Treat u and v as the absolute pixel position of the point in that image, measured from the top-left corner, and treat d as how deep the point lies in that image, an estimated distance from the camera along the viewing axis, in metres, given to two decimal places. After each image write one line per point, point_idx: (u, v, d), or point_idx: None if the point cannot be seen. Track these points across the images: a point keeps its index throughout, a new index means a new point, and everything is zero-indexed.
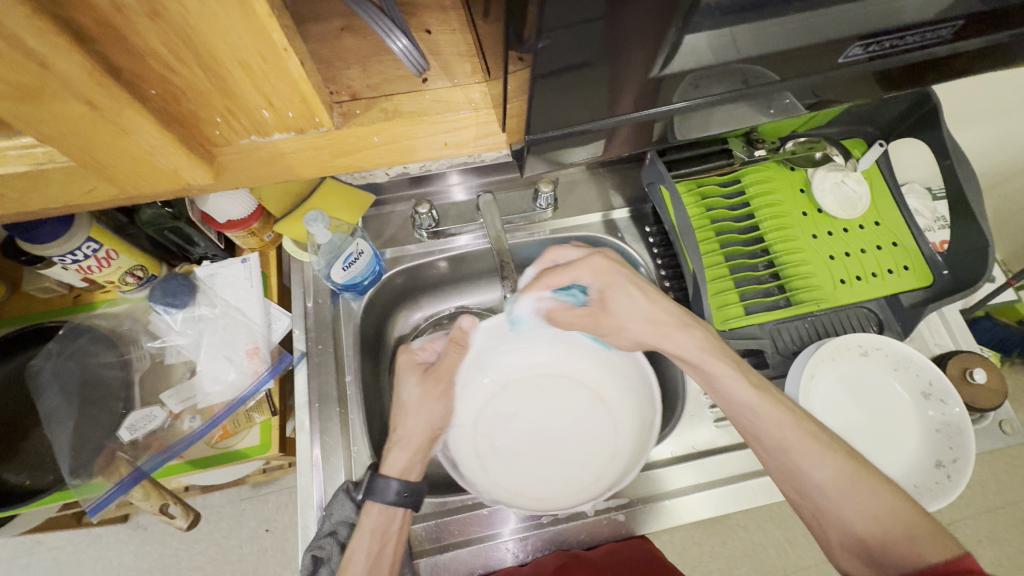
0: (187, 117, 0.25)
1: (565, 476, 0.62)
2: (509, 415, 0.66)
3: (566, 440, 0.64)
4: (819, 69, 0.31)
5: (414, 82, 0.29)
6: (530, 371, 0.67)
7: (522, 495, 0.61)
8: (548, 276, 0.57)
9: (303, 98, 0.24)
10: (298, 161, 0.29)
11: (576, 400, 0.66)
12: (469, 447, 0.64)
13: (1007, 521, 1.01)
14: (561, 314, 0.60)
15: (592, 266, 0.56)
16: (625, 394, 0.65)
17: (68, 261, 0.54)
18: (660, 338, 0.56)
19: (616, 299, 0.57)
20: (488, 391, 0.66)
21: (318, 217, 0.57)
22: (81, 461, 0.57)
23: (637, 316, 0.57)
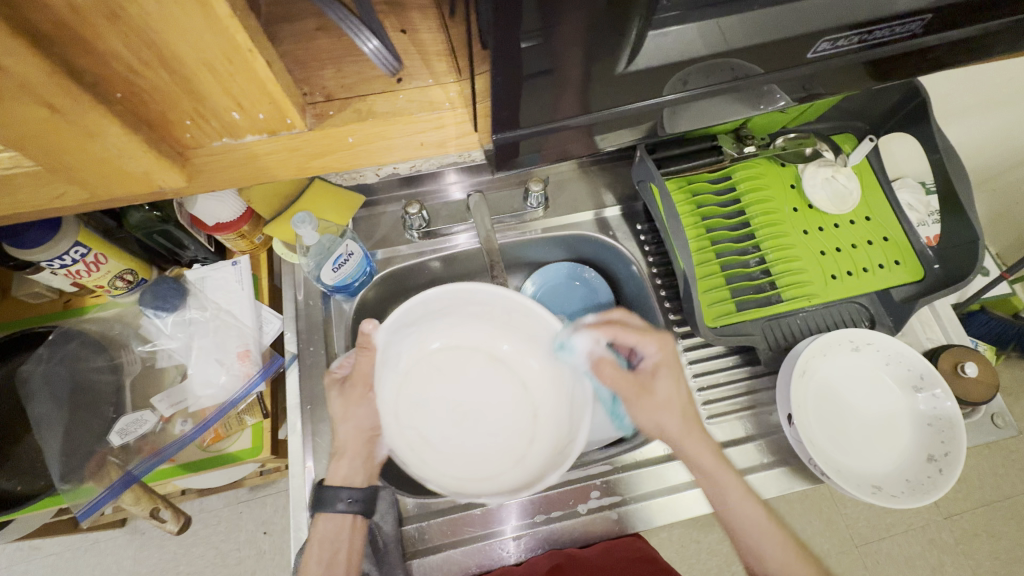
0: (155, 120, 0.24)
1: (499, 448, 0.61)
2: (422, 400, 0.63)
3: (486, 412, 0.63)
4: (790, 65, 0.31)
5: (388, 82, 0.29)
6: (424, 353, 0.64)
7: (470, 483, 0.58)
8: (619, 327, 0.56)
9: (273, 99, 0.24)
10: (273, 162, 0.29)
11: (476, 370, 0.65)
12: (402, 444, 0.60)
13: (1004, 514, 1.01)
14: (607, 370, 0.58)
15: (664, 342, 0.57)
16: (521, 352, 0.64)
17: (56, 266, 0.54)
18: (685, 438, 0.56)
19: (664, 380, 0.57)
20: (394, 383, 0.62)
21: (306, 219, 0.57)
22: (71, 466, 0.57)
23: (675, 407, 0.57)
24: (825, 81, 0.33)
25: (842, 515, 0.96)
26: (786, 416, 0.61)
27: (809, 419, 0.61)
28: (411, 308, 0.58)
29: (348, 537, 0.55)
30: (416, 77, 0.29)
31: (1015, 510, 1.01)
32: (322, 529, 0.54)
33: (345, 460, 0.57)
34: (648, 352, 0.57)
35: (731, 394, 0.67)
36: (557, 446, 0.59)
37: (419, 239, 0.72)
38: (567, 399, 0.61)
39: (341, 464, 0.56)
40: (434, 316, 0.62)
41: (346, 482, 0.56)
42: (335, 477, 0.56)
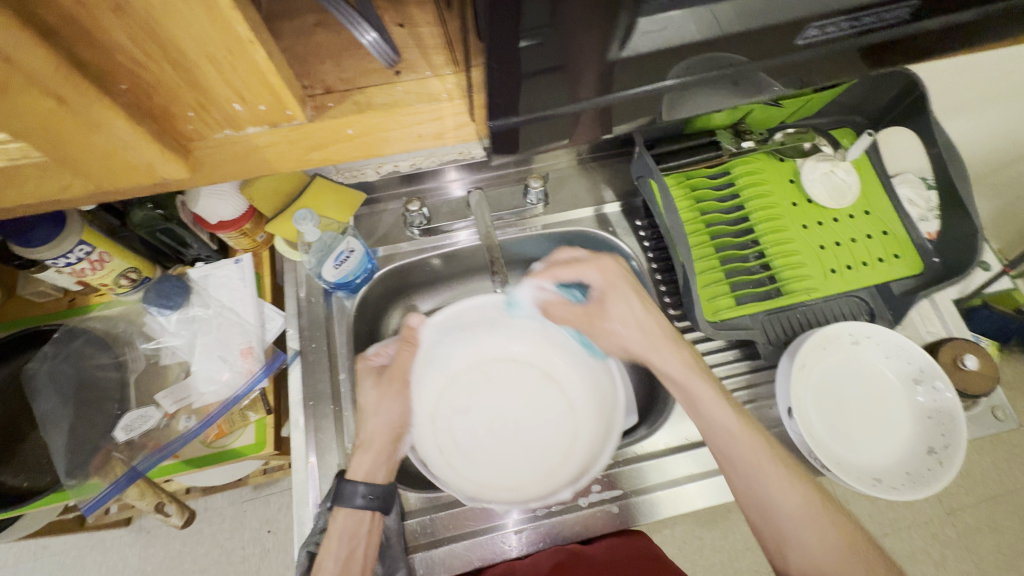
0: (158, 112, 0.25)
1: (531, 462, 0.62)
2: (464, 407, 0.65)
3: (526, 427, 0.64)
4: (777, 52, 0.30)
5: (386, 75, 0.29)
6: (477, 362, 0.68)
7: (494, 488, 0.60)
8: (557, 268, 0.62)
9: (273, 91, 0.25)
10: (274, 155, 0.29)
11: (527, 383, 0.67)
12: (432, 444, 0.62)
13: (1009, 510, 1.01)
14: (558, 309, 0.65)
15: (602, 265, 0.62)
16: (573, 371, 0.66)
17: (61, 264, 0.55)
18: (651, 351, 0.60)
19: (614, 301, 0.62)
20: (438, 385, 0.66)
21: (307, 216, 0.58)
22: (76, 462, 0.58)
23: (631, 322, 0.62)
24: (820, 72, 0.33)
25: None
26: (785, 409, 0.61)
27: (809, 412, 0.61)
28: (464, 309, 0.63)
29: (364, 532, 0.56)
30: (414, 70, 0.29)
31: (1019, 506, 1.01)
32: (339, 524, 0.55)
33: (369, 455, 0.58)
34: (593, 280, 0.62)
35: (731, 388, 0.68)
36: (586, 466, 0.58)
37: (420, 236, 0.73)
38: (604, 419, 0.61)
39: (363, 459, 0.57)
40: (490, 325, 0.67)
41: (366, 478, 0.57)
42: (352, 471, 0.57)
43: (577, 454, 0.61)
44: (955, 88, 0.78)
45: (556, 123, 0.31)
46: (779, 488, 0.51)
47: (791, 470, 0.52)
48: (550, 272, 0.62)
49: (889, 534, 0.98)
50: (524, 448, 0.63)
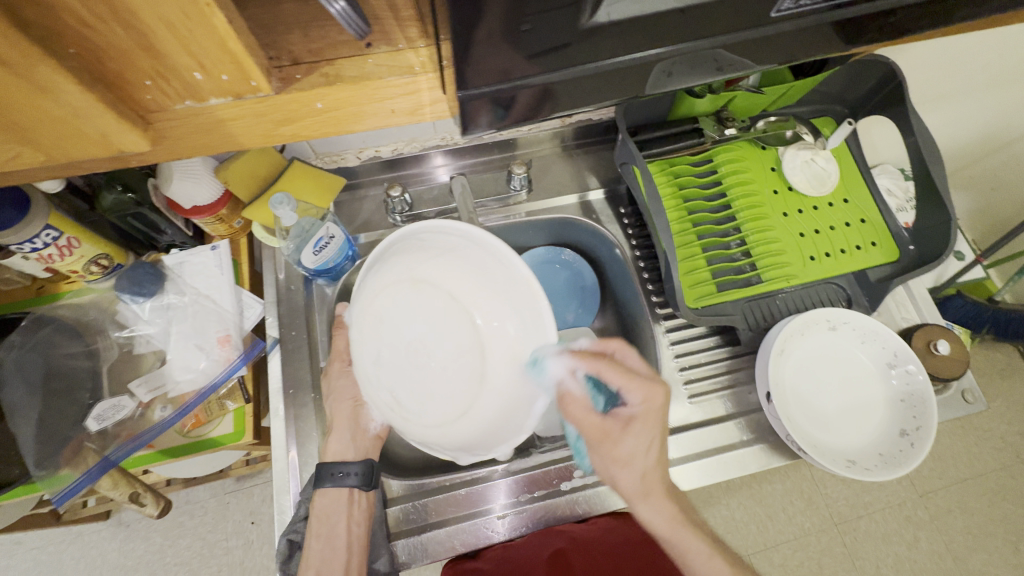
0: (112, 79, 0.24)
1: (462, 380, 0.46)
2: (377, 360, 0.48)
3: (434, 351, 0.46)
4: (751, 24, 0.29)
5: (356, 47, 0.28)
6: (361, 309, 0.50)
7: (454, 423, 0.47)
8: (610, 367, 0.52)
9: (235, 60, 0.24)
10: (240, 128, 0.28)
11: (396, 300, 0.48)
12: (384, 405, 0.50)
13: (978, 492, 1.04)
14: (576, 406, 0.53)
15: (649, 395, 0.53)
16: (445, 265, 0.48)
17: (27, 250, 0.53)
18: (640, 499, 0.56)
19: (635, 435, 0.54)
20: (358, 352, 0.50)
21: (284, 200, 0.56)
22: (46, 453, 0.55)
23: (641, 461, 0.55)
24: (797, 54, 0.33)
25: (820, 494, 1.01)
26: (764, 394, 0.62)
27: (787, 398, 0.62)
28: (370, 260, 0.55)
29: (346, 511, 0.56)
30: (386, 41, 0.28)
31: (987, 488, 1.05)
32: (320, 505, 0.56)
33: (334, 435, 0.58)
34: (633, 401, 0.54)
35: (713, 373, 0.69)
36: (519, 354, 0.47)
37: (403, 223, 0.72)
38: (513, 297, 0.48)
39: (330, 440, 0.57)
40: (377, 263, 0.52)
41: (338, 458, 0.57)
42: (331, 456, 0.57)
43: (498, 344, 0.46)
44: (932, 79, 0.79)
45: (542, 106, 0.30)
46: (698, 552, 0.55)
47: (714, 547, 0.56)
48: (595, 363, 0.52)
49: (864, 516, 1.01)
50: (445, 368, 0.46)
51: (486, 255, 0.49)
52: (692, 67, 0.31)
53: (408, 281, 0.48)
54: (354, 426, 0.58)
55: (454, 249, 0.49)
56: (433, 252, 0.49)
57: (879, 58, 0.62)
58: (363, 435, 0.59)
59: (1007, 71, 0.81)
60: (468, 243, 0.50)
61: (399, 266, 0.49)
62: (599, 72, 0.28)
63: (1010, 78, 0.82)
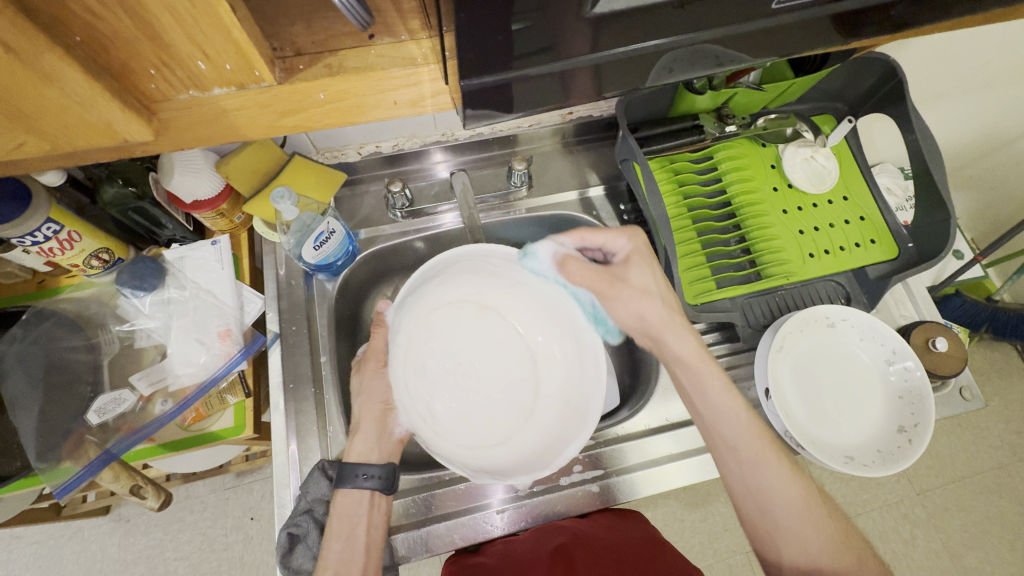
0: (118, 68, 0.24)
1: (508, 406, 0.56)
2: (427, 369, 0.57)
3: (487, 376, 0.56)
4: (752, 15, 0.28)
5: (359, 38, 0.28)
6: (418, 317, 0.58)
7: (488, 449, 0.55)
8: (586, 229, 0.61)
9: (239, 49, 0.24)
10: (243, 119, 0.29)
11: (462, 320, 0.58)
12: (416, 414, 0.56)
13: (975, 490, 1.05)
14: (574, 266, 0.60)
15: (631, 236, 0.62)
16: (517, 304, 0.59)
17: (27, 243, 0.53)
18: (666, 330, 0.59)
19: (638, 268, 0.61)
20: (400, 357, 0.58)
21: (285, 194, 0.56)
22: (47, 446, 0.55)
23: (656, 292, 0.60)
24: (799, 47, 0.33)
25: None
26: (763, 390, 0.63)
27: (785, 394, 0.63)
28: (420, 275, 0.61)
29: (367, 513, 0.56)
30: (389, 33, 0.29)
31: (984, 486, 1.05)
32: (340, 505, 0.56)
33: (360, 436, 0.59)
34: (618, 246, 0.62)
35: None
36: (567, 397, 0.56)
37: (403, 218, 0.73)
38: (563, 338, 0.58)
39: (355, 441, 0.59)
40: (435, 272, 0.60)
41: (363, 459, 0.58)
42: (354, 456, 0.58)
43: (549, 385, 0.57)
44: (932, 78, 0.79)
45: (544, 98, 0.30)
46: (778, 478, 0.52)
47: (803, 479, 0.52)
48: (578, 232, 0.61)
49: (862, 514, 1.02)
50: (492, 394, 0.56)
51: (549, 290, 0.59)
52: (692, 60, 0.31)
53: (476, 306, 0.59)
54: (380, 428, 0.60)
55: (515, 280, 0.59)
56: (501, 279, 0.59)
57: (879, 55, 0.62)
58: (388, 438, 0.60)
59: (1007, 70, 0.81)
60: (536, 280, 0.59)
61: (469, 289, 0.59)
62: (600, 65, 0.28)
63: (1010, 76, 0.83)
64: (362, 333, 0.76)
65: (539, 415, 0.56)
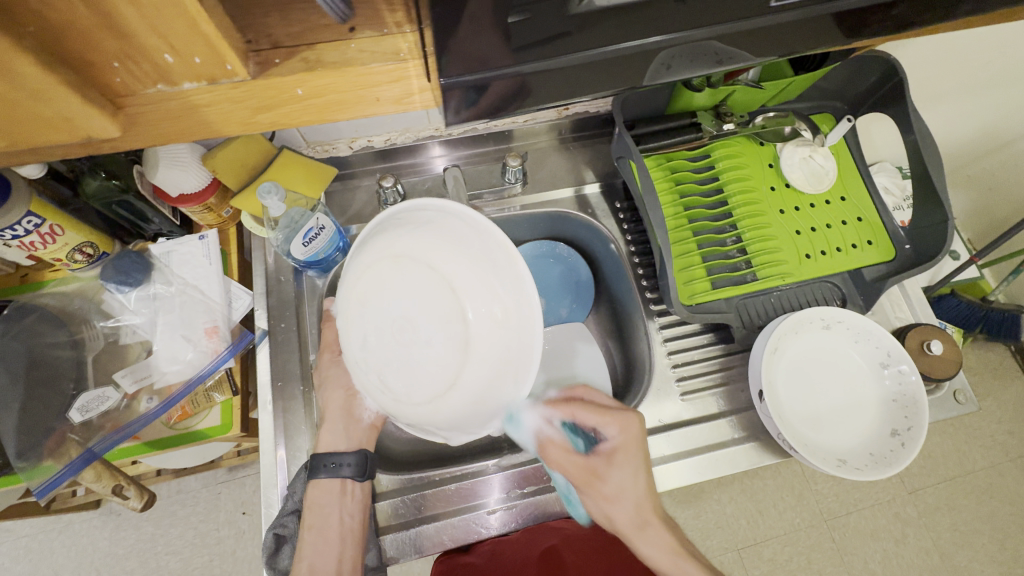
0: (77, 61, 0.23)
1: (446, 347, 0.44)
2: (363, 342, 0.46)
3: (419, 325, 0.44)
4: (752, 13, 0.27)
5: (338, 31, 0.27)
6: (346, 291, 0.47)
7: (443, 397, 0.44)
8: (578, 406, 0.55)
9: (208, 42, 0.23)
10: (216, 115, 0.27)
11: (378, 278, 0.45)
12: (371, 388, 0.47)
13: (966, 489, 1.05)
14: (556, 450, 0.55)
15: (627, 425, 0.54)
16: (425, 237, 0.45)
17: (8, 236, 0.52)
18: (636, 535, 0.54)
19: (620, 467, 0.54)
20: (345, 332, 0.48)
21: (272, 189, 0.55)
22: (28, 444, 0.54)
23: (628, 500, 0.54)
24: (797, 46, 0.32)
25: (811, 491, 1.02)
26: (757, 392, 0.62)
27: (779, 395, 0.62)
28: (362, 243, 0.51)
29: (338, 502, 0.55)
30: (372, 26, 0.27)
31: (975, 486, 1.05)
32: (312, 496, 0.55)
33: (327, 426, 0.58)
34: (609, 433, 0.54)
35: (705, 371, 0.68)
36: (501, 317, 0.45)
37: None
38: (485, 262, 0.46)
39: (324, 431, 0.58)
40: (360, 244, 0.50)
41: (331, 449, 0.57)
42: (324, 447, 0.57)
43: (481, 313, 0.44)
44: (934, 76, 0.78)
45: (532, 96, 0.29)
46: None
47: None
48: (568, 407, 0.56)
49: (854, 513, 1.02)
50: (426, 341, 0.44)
51: (459, 222, 0.48)
52: (689, 58, 0.30)
53: (385, 257, 0.45)
54: (347, 417, 0.58)
55: (423, 220, 0.48)
56: (410, 224, 0.47)
57: (881, 54, 0.61)
58: (356, 426, 0.59)
59: (1008, 70, 0.80)
60: (443, 215, 0.49)
61: (379, 243, 0.46)
62: (592, 61, 0.27)
63: (1011, 77, 0.82)
64: None
65: (484, 346, 0.44)
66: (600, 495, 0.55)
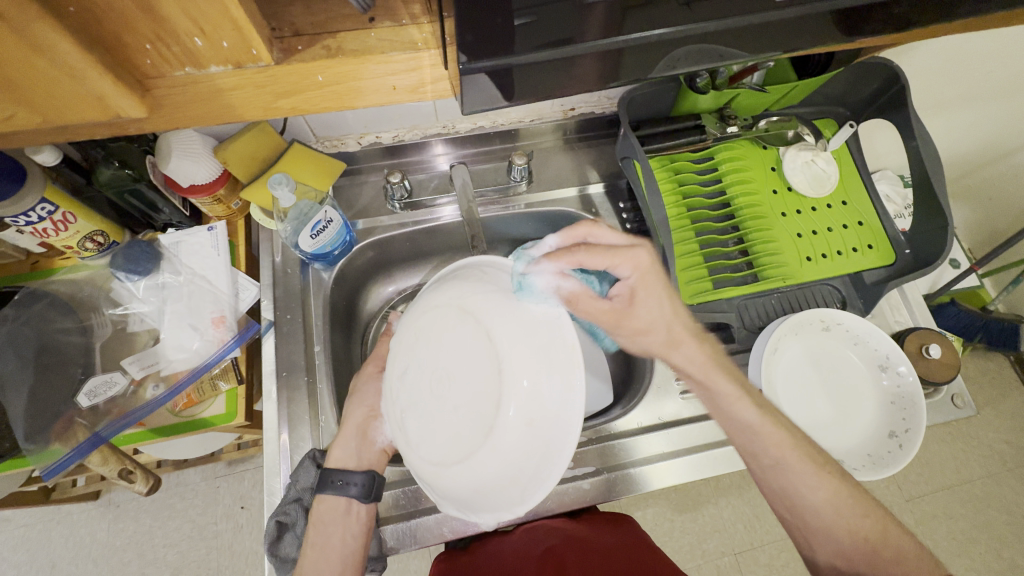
0: (112, 42, 0.24)
1: (472, 426, 0.42)
2: (402, 375, 0.47)
3: (456, 385, 0.43)
4: (756, 10, 0.28)
5: (360, 21, 0.29)
6: (409, 320, 0.48)
7: (447, 468, 0.43)
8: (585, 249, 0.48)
9: (237, 27, 0.24)
10: (240, 99, 0.29)
11: (438, 323, 0.46)
12: (393, 418, 0.48)
13: (963, 498, 1.05)
14: (583, 301, 0.49)
15: (635, 259, 0.49)
16: (499, 309, 0.44)
17: (21, 223, 0.53)
18: (671, 347, 0.53)
19: (645, 300, 0.51)
20: (391, 357, 0.49)
21: (282, 180, 0.56)
22: (36, 427, 0.55)
23: (660, 326, 0.53)
24: (800, 43, 0.33)
25: None
26: (756, 391, 0.63)
27: (777, 394, 0.63)
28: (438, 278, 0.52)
29: (342, 522, 0.56)
30: (390, 16, 0.29)
31: (972, 494, 1.06)
32: (318, 511, 0.56)
33: (339, 442, 0.57)
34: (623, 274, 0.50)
35: None
36: (534, 420, 0.42)
37: (401, 210, 0.72)
38: (543, 360, 0.43)
39: (335, 447, 0.57)
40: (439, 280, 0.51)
41: (341, 466, 0.57)
42: (333, 463, 0.57)
43: (518, 407, 0.41)
44: (934, 85, 0.79)
45: (545, 84, 0.29)
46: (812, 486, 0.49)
47: (817, 463, 0.50)
48: (572, 257, 0.47)
49: None
50: (457, 410, 0.43)
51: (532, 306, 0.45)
52: (696, 52, 0.31)
53: (454, 309, 0.45)
54: (361, 436, 0.58)
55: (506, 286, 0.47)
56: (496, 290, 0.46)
57: (883, 61, 0.62)
58: (369, 447, 0.58)
59: (1008, 80, 0.81)
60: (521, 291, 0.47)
61: (452, 292, 0.47)
62: (602, 52, 0.28)
63: (1012, 87, 0.83)
64: (357, 325, 0.76)
65: (505, 441, 0.41)
66: (629, 329, 0.53)
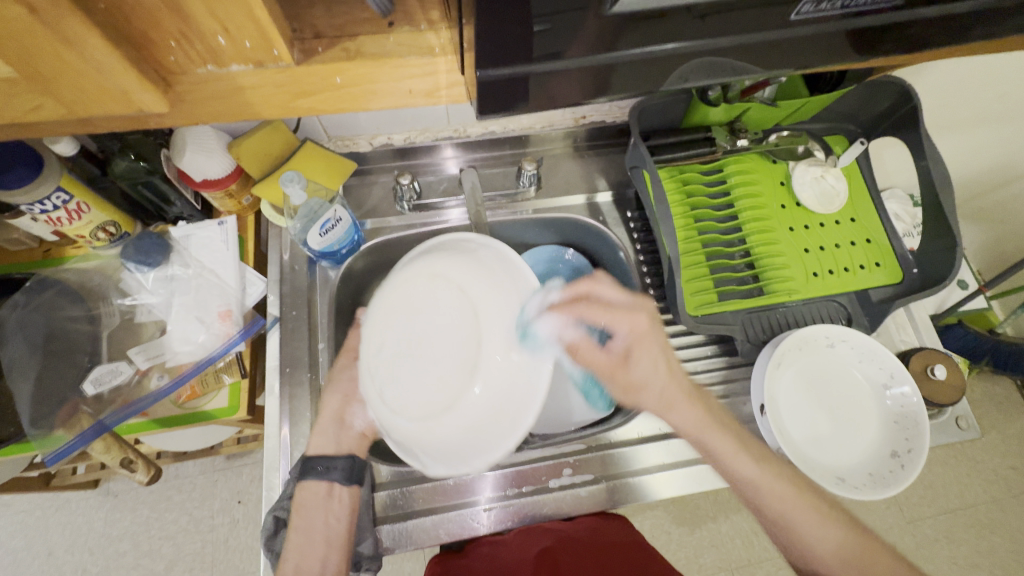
0: (139, 38, 0.25)
1: (456, 373, 0.43)
2: (378, 347, 0.46)
3: (433, 341, 0.44)
4: (767, 27, 0.28)
5: (379, 25, 0.29)
6: (377, 299, 0.49)
7: (437, 419, 0.43)
8: (586, 304, 0.49)
9: (259, 26, 0.25)
10: (259, 98, 0.29)
11: (411, 292, 0.47)
12: (371, 393, 0.47)
13: (965, 522, 1.04)
14: (583, 354, 0.52)
15: (633, 323, 0.51)
16: (471, 271, 0.47)
17: (36, 211, 0.53)
18: (667, 413, 0.53)
19: (641, 359, 0.52)
20: (363, 337, 0.48)
21: (295, 178, 0.57)
22: (42, 412, 0.55)
23: (656, 386, 0.53)
24: (814, 60, 0.33)
25: None
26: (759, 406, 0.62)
27: (780, 411, 0.62)
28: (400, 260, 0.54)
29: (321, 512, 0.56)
30: (409, 21, 0.30)
31: (976, 520, 1.04)
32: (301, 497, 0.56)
33: (329, 437, 0.58)
34: (621, 333, 0.51)
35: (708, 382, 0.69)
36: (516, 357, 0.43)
37: (409, 211, 0.72)
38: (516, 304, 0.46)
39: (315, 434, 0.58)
40: (406, 259, 0.53)
41: (320, 452, 0.57)
42: (314, 449, 0.57)
43: (498, 346, 0.43)
44: (947, 106, 0.79)
45: (558, 93, 0.30)
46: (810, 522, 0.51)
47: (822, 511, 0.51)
48: (575, 309, 0.48)
49: None
50: (437, 361, 0.44)
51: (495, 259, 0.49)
52: (708, 65, 0.31)
53: (425, 275, 0.47)
54: (339, 422, 0.58)
55: (469, 251, 0.50)
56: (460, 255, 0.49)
57: (894, 78, 0.62)
58: (352, 433, 0.59)
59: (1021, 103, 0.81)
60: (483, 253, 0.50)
61: (422, 264, 0.49)
62: (610, 64, 0.28)
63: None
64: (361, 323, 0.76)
65: (492, 383, 0.42)
66: (623, 384, 0.53)
